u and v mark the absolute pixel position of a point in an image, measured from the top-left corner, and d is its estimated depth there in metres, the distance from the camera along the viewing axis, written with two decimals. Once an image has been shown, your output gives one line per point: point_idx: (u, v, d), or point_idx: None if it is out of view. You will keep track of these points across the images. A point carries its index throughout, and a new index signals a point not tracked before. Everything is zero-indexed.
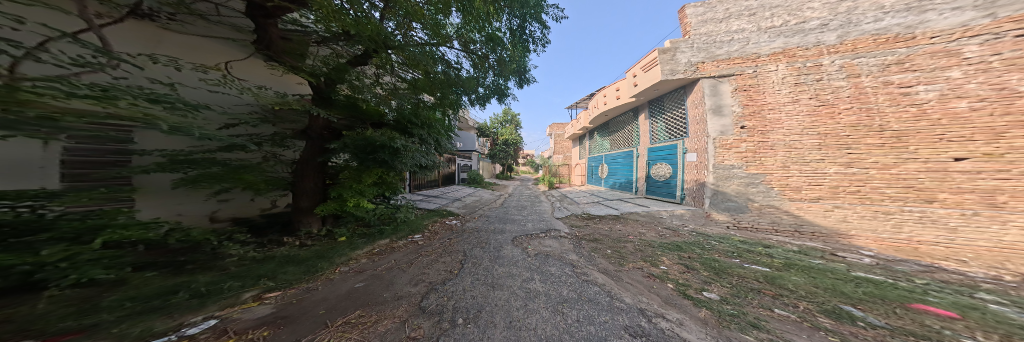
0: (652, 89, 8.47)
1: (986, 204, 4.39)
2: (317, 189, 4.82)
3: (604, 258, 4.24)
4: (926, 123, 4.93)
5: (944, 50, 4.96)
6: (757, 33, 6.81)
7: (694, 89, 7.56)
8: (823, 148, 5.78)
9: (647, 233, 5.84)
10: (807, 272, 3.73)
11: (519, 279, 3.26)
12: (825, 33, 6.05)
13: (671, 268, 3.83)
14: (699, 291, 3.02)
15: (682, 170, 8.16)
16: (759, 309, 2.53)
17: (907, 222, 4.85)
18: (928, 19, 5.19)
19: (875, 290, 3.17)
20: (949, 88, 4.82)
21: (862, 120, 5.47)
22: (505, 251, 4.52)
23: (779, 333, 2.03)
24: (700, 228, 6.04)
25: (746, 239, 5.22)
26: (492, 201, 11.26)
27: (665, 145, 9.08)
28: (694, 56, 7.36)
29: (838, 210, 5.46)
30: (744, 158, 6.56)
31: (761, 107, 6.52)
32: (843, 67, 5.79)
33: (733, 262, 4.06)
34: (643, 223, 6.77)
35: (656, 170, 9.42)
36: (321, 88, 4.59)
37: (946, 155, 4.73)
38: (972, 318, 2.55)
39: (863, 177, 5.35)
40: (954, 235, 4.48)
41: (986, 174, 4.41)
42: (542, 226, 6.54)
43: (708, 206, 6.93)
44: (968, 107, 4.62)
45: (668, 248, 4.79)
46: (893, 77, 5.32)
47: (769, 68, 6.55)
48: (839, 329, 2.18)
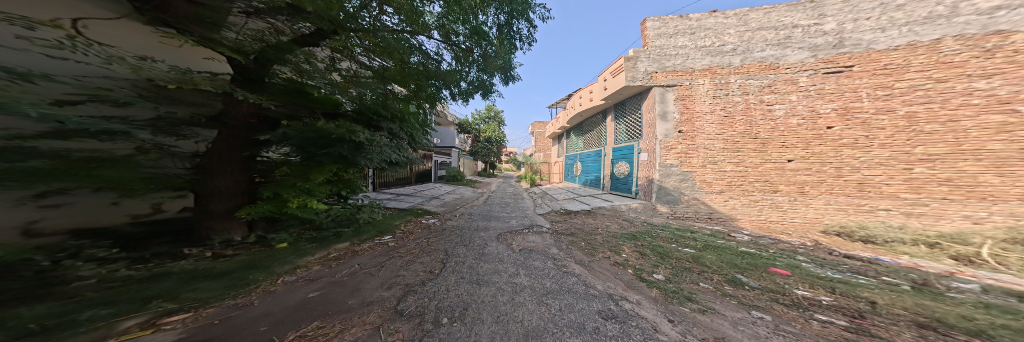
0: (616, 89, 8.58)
1: (799, 191, 6.13)
2: (247, 186, 3.51)
3: (577, 250, 4.44)
4: (779, 133, 6.33)
5: (787, 79, 6.30)
6: (694, 49, 7.19)
7: (648, 96, 7.81)
8: (725, 150, 6.80)
9: (617, 226, 6.24)
10: (716, 250, 4.64)
11: (501, 276, 3.12)
12: (733, 56, 6.78)
13: (630, 255, 4.27)
14: (648, 273, 3.50)
15: (636, 168, 8.64)
16: (691, 284, 3.09)
17: (766, 207, 6.36)
18: (785, 53, 6.34)
19: (751, 259, 4.18)
20: (791, 108, 6.25)
21: (748, 129, 6.62)
22: (488, 249, 4.24)
23: (705, 302, 2.52)
24: (644, 217, 6.96)
25: (680, 226, 6.18)
26: (474, 198, 10.52)
27: (625, 145, 9.49)
28: (652, 64, 7.50)
29: (732, 199, 6.70)
30: (680, 158, 7.09)
31: (693, 115, 7.07)
32: (740, 85, 6.71)
33: (673, 247, 4.77)
34: (608, 216, 7.30)
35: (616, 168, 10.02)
36: (250, 69, 3.24)
37: (785, 157, 6.26)
38: (796, 273, 3.61)
39: (742, 174, 6.64)
40: (785, 214, 6.18)
41: (804, 170, 6.07)
42: (525, 224, 6.41)
43: (654, 200, 7.42)
44: (797, 123, 6.18)
45: (626, 238, 5.32)
46: (765, 96, 6.48)
47: (704, 82, 7.02)
48: (736, 293, 2.85)
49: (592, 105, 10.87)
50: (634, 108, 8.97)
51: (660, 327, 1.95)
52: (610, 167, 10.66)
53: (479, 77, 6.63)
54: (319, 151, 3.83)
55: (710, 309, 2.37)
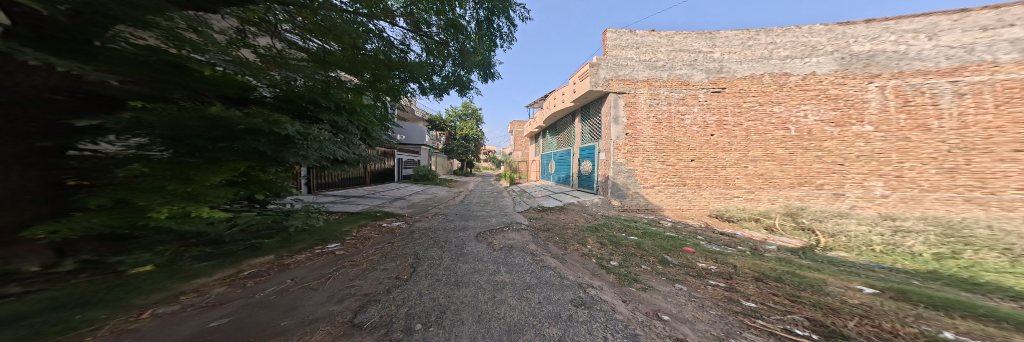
0: (580, 88, 8.03)
1: (696, 185, 6.83)
2: (35, 198, 1.57)
3: (546, 244, 4.16)
4: (688, 137, 6.80)
5: (692, 95, 6.74)
6: (636, 62, 7.05)
7: (607, 100, 7.37)
8: (654, 151, 6.95)
9: (586, 220, 6.06)
10: (653, 237, 4.81)
11: (484, 273, 2.68)
12: (671, 72, 6.85)
13: (593, 245, 4.22)
14: (606, 260, 3.50)
15: (597, 166, 8.21)
16: (638, 267, 3.24)
17: (679, 199, 6.89)
18: (693, 73, 6.75)
19: (664, 242, 4.52)
20: (699, 118, 6.73)
21: (671, 134, 6.87)
22: (468, 249, 3.57)
23: (647, 281, 2.73)
24: (601, 210, 6.94)
25: (630, 217, 6.44)
26: (448, 198, 9.09)
27: (588, 145, 9.02)
28: (607, 72, 7.10)
29: (656, 192, 6.96)
30: (626, 156, 7.04)
31: (634, 121, 7.00)
32: (664, 96, 6.88)
33: (625, 237, 4.78)
34: (573, 211, 7.07)
35: (579, 166, 9.73)
36: (60, 24, 1.52)
37: (688, 157, 6.84)
38: (699, 249, 4.17)
39: (664, 173, 6.93)
40: (689, 203, 6.86)
41: (704, 168, 6.75)
42: (503, 222, 5.67)
43: (608, 194, 7.22)
44: (698, 130, 6.74)
45: (587, 230, 5.21)
46: (683, 107, 6.79)
47: (643, 93, 6.98)
48: (667, 272, 3.12)
49: (567, 111, 10.64)
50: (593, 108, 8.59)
51: (618, 309, 1.97)
52: (575, 166, 10.14)
53: (453, 71, 6.18)
54: (211, 148, 2.30)
55: (655, 291, 2.46)
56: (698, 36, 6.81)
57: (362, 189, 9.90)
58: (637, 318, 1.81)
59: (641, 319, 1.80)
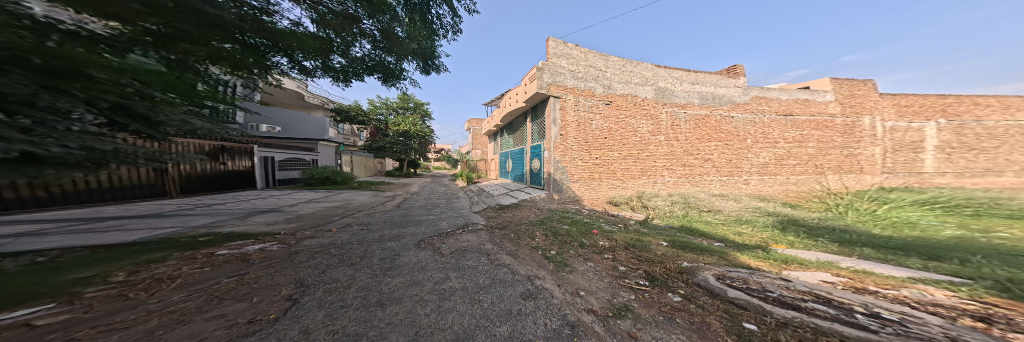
0: (529, 92, 7.44)
1: (605, 178, 7.40)
2: None
3: (498, 241, 3.41)
4: (602, 137, 7.31)
5: (606, 101, 7.31)
6: (567, 73, 7.06)
7: (547, 105, 7.21)
8: (578, 149, 7.17)
9: (538, 214, 5.55)
10: (581, 225, 4.66)
11: (430, 280, 1.99)
12: (588, 83, 7.14)
13: (541, 240, 3.62)
14: (545, 249, 3.17)
15: (541, 163, 7.66)
16: (574, 252, 3.11)
17: (592, 190, 7.32)
18: (599, 87, 7.28)
19: (574, 227, 4.44)
20: (611, 120, 7.35)
21: (593, 136, 7.25)
22: (399, 258, 2.55)
23: (571, 264, 2.66)
24: (547, 204, 6.60)
25: (565, 210, 6.15)
26: (366, 205, 6.47)
27: (534, 145, 8.32)
28: (549, 76, 6.86)
29: (577, 184, 7.19)
30: (562, 154, 7.05)
31: (568, 122, 7.03)
32: (586, 99, 7.15)
33: (562, 227, 4.42)
34: (523, 206, 6.34)
35: (526, 166, 9.01)
36: None
37: (601, 155, 7.36)
38: (604, 232, 4.26)
39: (585, 168, 7.23)
40: (598, 194, 7.37)
41: (612, 165, 7.43)
42: (455, 224, 4.20)
43: (551, 190, 7.06)
44: (610, 131, 7.37)
45: (535, 223, 4.66)
46: (599, 112, 7.25)
47: (571, 99, 7.05)
48: (592, 259, 2.89)
49: (512, 116, 9.96)
50: (537, 110, 8.05)
51: (548, 287, 2.01)
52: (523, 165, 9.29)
53: (375, 54, 4.38)
54: None
55: (579, 274, 2.39)
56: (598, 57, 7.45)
57: (171, 205, 5.58)
58: (570, 300, 1.77)
59: (570, 299, 1.79)
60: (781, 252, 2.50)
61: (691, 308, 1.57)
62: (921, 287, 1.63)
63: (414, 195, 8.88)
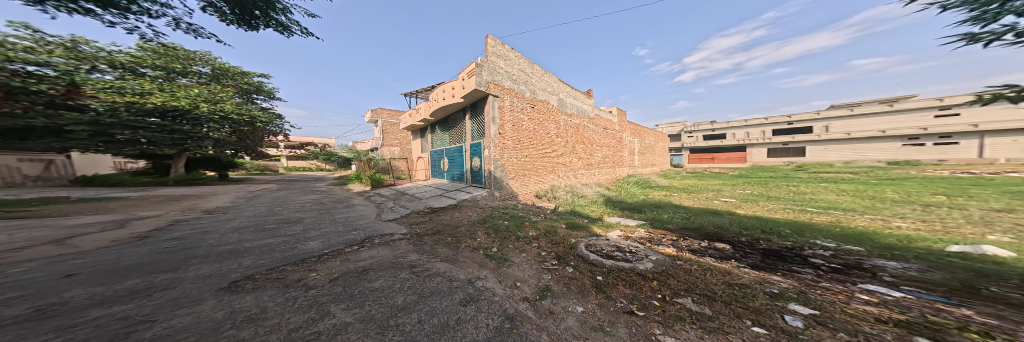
0: (468, 92, 6.40)
1: (536, 171, 7.56)
2: None
3: (448, 250, 2.65)
4: (532, 134, 7.45)
5: (533, 102, 7.61)
6: (503, 71, 6.68)
7: (487, 103, 6.50)
8: (514, 146, 6.86)
9: (473, 214, 4.65)
10: (518, 216, 4.28)
11: (276, 332, 1.10)
12: (519, 86, 7.13)
13: (483, 239, 3.09)
14: (485, 248, 2.68)
15: (483, 162, 6.88)
16: (514, 243, 2.84)
17: (526, 183, 7.19)
18: (528, 90, 7.49)
19: (511, 220, 4.01)
20: (538, 119, 7.74)
21: (526, 134, 7.23)
22: (133, 339, 0.98)
23: (505, 257, 2.40)
24: (488, 202, 5.72)
25: (506, 205, 5.55)
26: (51, 237, 2.72)
27: (474, 143, 7.33)
28: (487, 74, 6.19)
29: (514, 181, 6.83)
30: (500, 151, 6.50)
31: (506, 121, 6.62)
32: (520, 99, 7.12)
33: (505, 222, 3.95)
34: (457, 208, 5.29)
35: (464, 165, 7.87)
36: None
37: (533, 150, 7.47)
38: (531, 219, 4.09)
39: (521, 164, 7.02)
40: (529, 186, 7.30)
41: (541, 159, 7.75)
42: (358, 238, 3.14)
43: (493, 187, 6.43)
44: (537, 129, 7.69)
45: (476, 223, 3.93)
46: (530, 112, 7.42)
47: (508, 99, 6.72)
48: (538, 248, 2.65)
49: (439, 112, 8.50)
50: (477, 107, 7.08)
51: (491, 289, 1.70)
52: (461, 164, 8.10)
53: None
54: None
55: (517, 266, 2.17)
56: (527, 63, 7.61)
57: None
58: (512, 300, 1.57)
59: (510, 293, 1.66)
60: (609, 220, 3.81)
61: (578, 275, 1.93)
62: (640, 229, 3.25)
63: (195, 221, 3.94)
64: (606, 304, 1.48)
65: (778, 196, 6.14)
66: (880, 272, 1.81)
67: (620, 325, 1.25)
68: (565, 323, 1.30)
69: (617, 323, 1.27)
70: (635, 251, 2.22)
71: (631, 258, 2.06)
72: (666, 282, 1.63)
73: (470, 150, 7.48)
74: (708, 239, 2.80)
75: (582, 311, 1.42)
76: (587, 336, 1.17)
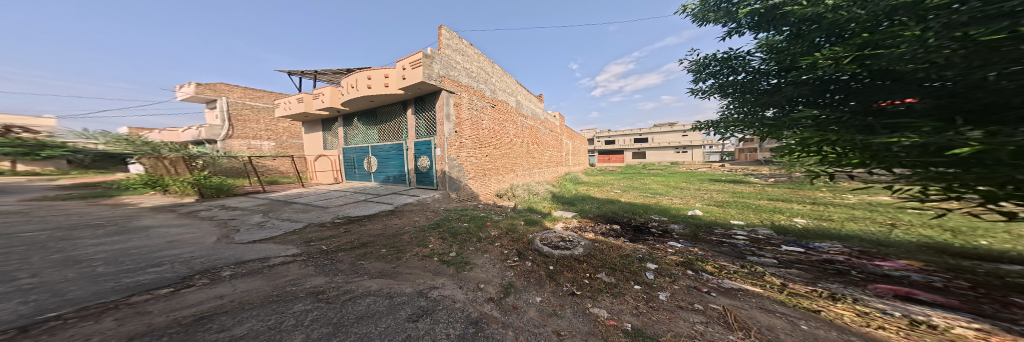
0: (414, 85, 5.67)
1: (496, 171, 7.60)
2: None
3: (382, 264, 2.12)
4: (491, 134, 7.46)
5: (492, 101, 7.63)
6: (461, 68, 6.44)
7: (439, 96, 6.00)
8: (473, 146, 6.71)
9: (411, 219, 4.00)
10: (478, 219, 4.09)
11: None
12: (479, 85, 7.11)
13: (438, 244, 2.76)
14: (433, 256, 2.35)
15: (434, 162, 6.38)
16: (474, 245, 2.72)
17: (487, 182, 7.21)
18: (487, 89, 7.42)
19: (471, 223, 3.81)
20: (497, 119, 7.79)
21: (485, 134, 7.19)
22: None
23: (467, 260, 2.23)
24: (443, 204, 5.33)
25: (461, 207, 5.24)
26: None
27: (420, 141, 6.58)
28: (440, 68, 5.74)
29: (473, 180, 6.67)
30: (456, 150, 6.25)
31: (464, 120, 6.42)
32: (478, 97, 7.02)
33: (462, 225, 3.72)
34: (392, 212, 4.41)
35: (408, 165, 7.01)
36: None
37: (493, 150, 7.49)
38: (484, 220, 3.99)
39: (480, 163, 6.94)
40: (489, 185, 7.25)
41: (501, 159, 7.84)
42: (192, 271, 1.74)
43: (448, 189, 6.10)
44: (496, 128, 7.72)
45: (429, 227, 3.49)
46: (487, 111, 7.37)
47: (465, 97, 6.52)
48: (494, 247, 2.62)
49: (363, 102, 6.93)
50: (425, 101, 6.40)
51: (455, 296, 1.53)
52: (402, 165, 7.11)
53: None
54: None
55: (479, 268, 2.05)
56: (486, 61, 7.55)
57: None
58: (475, 303, 1.44)
59: (472, 296, 1.54)
60: (555, 214, 4.26)
61: (536, 267, 2.01)
62: (574, 219, 3.90)
63: None
64: (556, 290, 1.63)
65: (652, 185, 8.39)
66: (672, 232, 3.17)
67: (566, 307, 1.40)
68: (529, 315, 1.33)
69: (564, 305, 1.43)
70: (573, 239, 2.53)
71: (570, 246, 2.34)
72: (591, 262, 2.04)
73: (417, 150, 6.71)
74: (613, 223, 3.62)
75: (541, 300, 1.49)
76: (548, 323, 1.24)
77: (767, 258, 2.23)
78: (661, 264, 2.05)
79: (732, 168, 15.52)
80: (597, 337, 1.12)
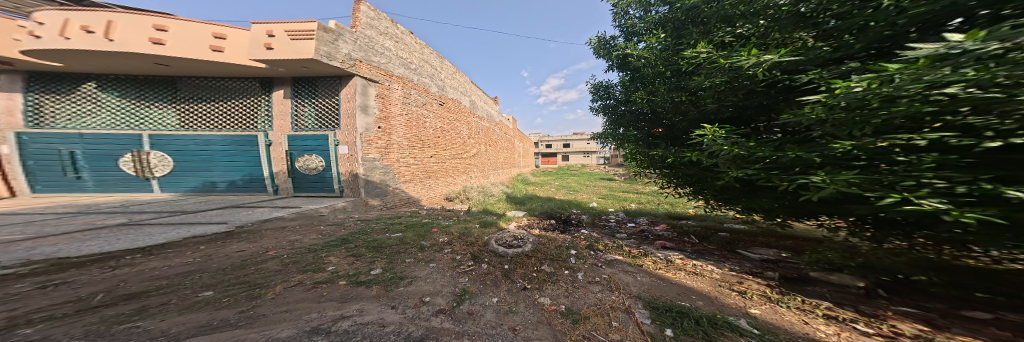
0: (296, 64, 4.03)
1: (444, 173, 6.62)
2: None
3: (209, 313, 1.19)
4: (437, 132, 6.41)
5: (439, 97, 6.65)
6: (394, 53, 5.19)
7: (347, 82, 4.44)
8: (412, 146, 5.49)
9: (284, 239, 2.63)
10: (415, 227, 3.37)
11: None
12: (422, 78, 5.92)
13: (344, 264, 2.02)
14: (335, 280, 1.67)
15: (332, 163, 4.63)
16: (404, 260, 2.18)
17: (435, 184, 6.17)
18: (430, 83, 6.32)
19: (409, 231, 3.11)
20: (444, 117, 6.83)
21: (429, 131, 6.09)
22: None
23: (405, 277, 1.81)
24: (355, 215, 3.87)
25: (393, 215, 4.07)
26: None
27: (304, 133, 4.64)
28: (353, 48, 4.34)
29: (413, 185, 5.45)
30: (385, 151, 4.83)
31: (396, 115, 5.11)
32: (419, 89, 5.84)
33: (386, 237, 2.88)
34: (227, 234, 2.62)
35: (281, 165, 4.85)
36: None
37: (441, 151, 6.50)
38: (422, 228, 3.31)
39: (423, 164, 5.79)
40: (434, 189, 6.15)
41: (451, 160, 6.93)
42: None
43: (364, 195, 4.46)
44: (442, 126, 6.68)
45: (332, 244, 2.51)
46: (431, 107, 6.23)
47: (398, 88, 5.22)
48: (433, 257, 2.29)
49: (151, 65, 4.13)
50: (315, 85, 4.66)
51: (386, 319, 1.22)
52: (270, 166, 4.89)
53: None
54: None
55: (422, 281, 1.76)
56: (433, 55, 6.68)
57: None
58: (423, 319, 1.25)
59: (412, 313, 1.29)
60: (510, 214, 4.38)
61: (492, 268, 2.05)
62: (524, 217, 4.11)
63: None
64: (510, 288, 1.72)
65: (574, 183, 9.76)
66: (582, 223, 3.73)
67: (519, 302, 1.50)
68: (485, 318, 1.31)
69: (518, 301, 1.52)
70: (525, 237, 2.70)
71: (522, 244, 2.48)
72: (519, 254, 2.28)
73: (297, 146, 4.69)
74: (556, 219, 3.93)
75: (496, 301, 1.52)
76: (504, 322, 1.28)
77: (625, 234, 3.14)
78: (579, 249, 2.47)
79: (600, 169, 20.54)
80: (545, 324, 1.25)
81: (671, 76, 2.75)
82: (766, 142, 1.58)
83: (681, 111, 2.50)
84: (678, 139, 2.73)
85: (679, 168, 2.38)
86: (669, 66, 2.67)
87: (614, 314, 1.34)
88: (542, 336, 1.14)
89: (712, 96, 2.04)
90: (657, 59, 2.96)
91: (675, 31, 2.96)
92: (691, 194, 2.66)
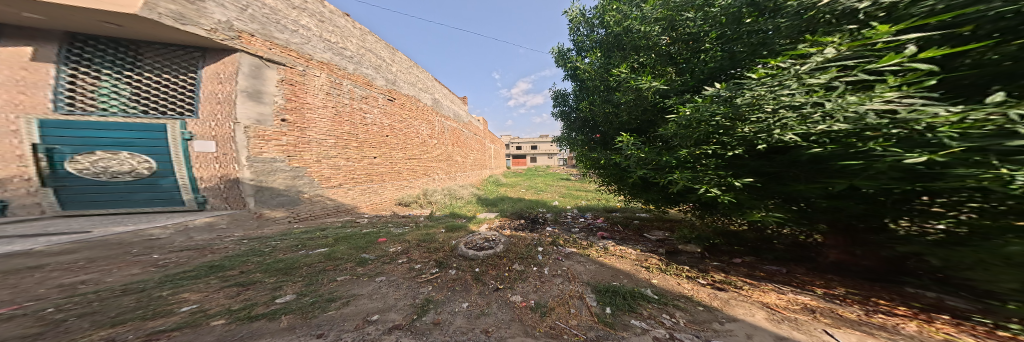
0: (87, 16, 2.67)
1: (396, 176, 5.81)
2: None
3: None
4: (385, 129, 5.56)
5: (390, 92, 5.78)
6: (318, 35, 4.27)
7: (217, 57, 3.40)
8: (344, 144, 4.61)
9: (44, 283, 1.59)
10: (350, 239, 2.93)
11: None
12: (360, 68, 4.97)
13: (214, 298, 1.48)
14: (204, 322, 1.21)
15: (180, 163, 3.34)
16: (331, 279, 1.86)
17: (383, 188, 5.39)
18: (376, 75, 5.40)
19: (348, 244, 2.73)
20: (396, 113, 5.95)
21: (372, 128, 5.21)
22: None
23: (346, 296, 1.59)
24: (248, 230, 3.09)
25: (312, 227, 3.47)
26: None
27: (97, 121, 3.07)
28: (239, 19, 3.36)
29: (347, 189, 4.62)
30: (297, 150, 3.91)
31: (315, 106, 4.17)
32: (358, 80, 4.92)
33: (297, 255, 2.36)
34: None
35: (11, 168, 2.91)
36: None
37: (390, 150, 5.67)
38: (365, 240, 2.93)
39: (363, 165, 4.96)
40: (382, 195, 5.33)
41: (404, 161, 6.14)
42: None
43: (252, 205, 3.43)
44: (394, 124, 5.84)
45: (185, 276, 1.78)
46: (375, 100, 5.31)
47: (321, 75, 4.26)
48: (382, 270, 2.09)
49: None
50: (136, 51, 3.19)
51: None
52: None
53: None
54: None
55: (366, 298, 1.59)
56: (383, 45, 5.88)
57: None
58: (371, 339, 1.13)
59: (355, 336, 1.14)
60: (479, 217, 4.31)
61: (460, 273, 2.00)
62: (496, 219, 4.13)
63: None
64: (481, 290, 1.71)
65: (540, 183, 10.16)
66: (544, 222, 3.86)
67: (491, 304, 1.51)
68: (453, 324, 1.29)
69: (491, 302, 1.53)
70: (497, 238, 2.71)
71: (494, 245, 2.50)
72: (478, 256, 2.27)
73: (71, 139, 3.01)
74: (523, 220, 4.04)
75: (467, 306, 1.50)
76: (476, 325, 1.28)
77: (578, 228, 3.45)
78: (546, 245, 2.60)
79: (559, 170, 21.94)
80: (516, 322, 1.29)
81: (603, 89, 3.14)
82: (652, 148, 2.17)
83: (610, 119, 2.96)
84: (608, 144, 3.33)
85: (607, 170, 2.83)
86: (602, 82, 3.07)
87: (571, 302, 1.47)
88: (514, 333, 1.17)
89: (626, 112, 2.57)
90: (592, 73, 3.28)
91: (606, 53, 3.32)
92: (617, 192, 3.13)
